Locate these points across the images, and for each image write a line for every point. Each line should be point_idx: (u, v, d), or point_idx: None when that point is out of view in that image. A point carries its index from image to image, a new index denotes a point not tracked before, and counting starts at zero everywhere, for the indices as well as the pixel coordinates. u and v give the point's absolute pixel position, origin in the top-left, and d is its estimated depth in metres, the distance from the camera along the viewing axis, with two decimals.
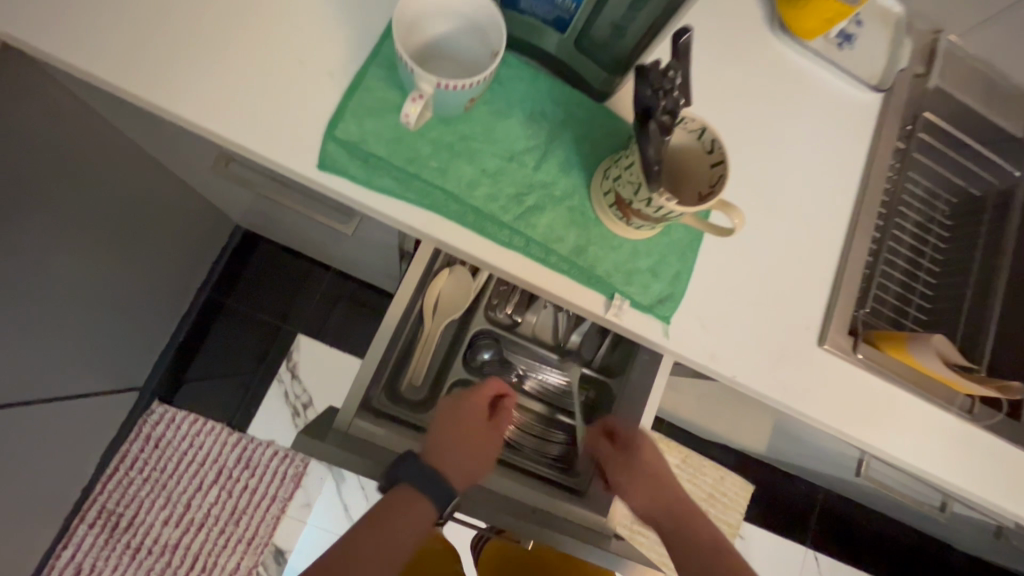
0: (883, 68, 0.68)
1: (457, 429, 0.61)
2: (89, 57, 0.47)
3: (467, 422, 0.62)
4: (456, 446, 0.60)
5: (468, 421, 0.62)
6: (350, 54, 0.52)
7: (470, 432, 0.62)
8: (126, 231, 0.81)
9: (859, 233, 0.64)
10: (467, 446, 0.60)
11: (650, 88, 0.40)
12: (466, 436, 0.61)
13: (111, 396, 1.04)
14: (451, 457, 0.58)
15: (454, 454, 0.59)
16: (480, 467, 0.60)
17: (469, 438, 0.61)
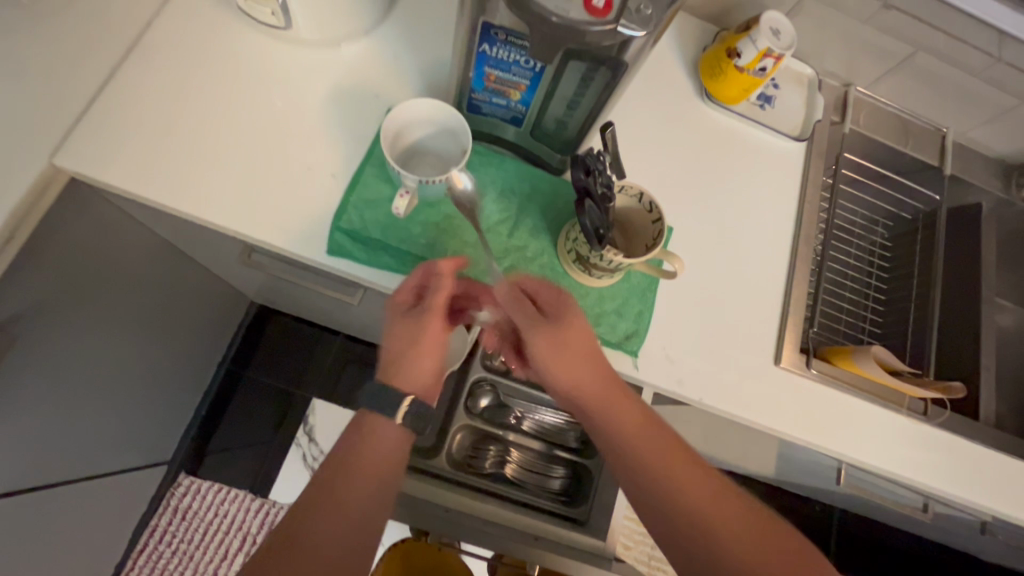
0: (801, 121, 0.79)
1: (395, 336, 0.56)
2: (138, 181, 0.58)
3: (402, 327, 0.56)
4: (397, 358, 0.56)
5: (401, 325, 0.56)
6: (348, 158, 0.63)
7: (410, 342, 0.56)
8: (157, 316, 0.91)
9: (799, 262, 0.73)
10: (409, 347, 0.56)
11: (582, 172, 0.52)
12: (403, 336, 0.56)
13: (141, 471, 1.11)
14: (393, 371, 0.56)
15: (398, 363, 0.56)
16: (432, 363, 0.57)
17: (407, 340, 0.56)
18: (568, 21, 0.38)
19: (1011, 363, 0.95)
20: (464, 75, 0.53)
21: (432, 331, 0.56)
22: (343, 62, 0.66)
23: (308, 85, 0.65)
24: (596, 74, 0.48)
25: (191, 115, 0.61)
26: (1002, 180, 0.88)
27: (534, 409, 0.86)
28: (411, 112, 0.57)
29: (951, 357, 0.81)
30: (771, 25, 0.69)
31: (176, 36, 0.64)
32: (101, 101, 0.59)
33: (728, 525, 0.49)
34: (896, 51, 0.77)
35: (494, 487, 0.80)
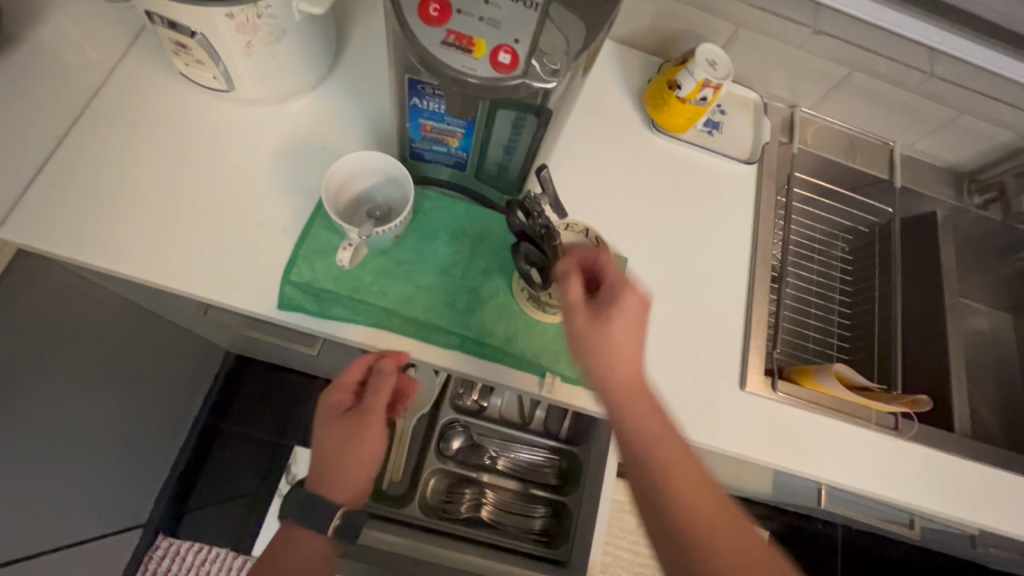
0: (749, 144, 0.81)
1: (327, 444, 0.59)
2: (84, 248, 0.58)
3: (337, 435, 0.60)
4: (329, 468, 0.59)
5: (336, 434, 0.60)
6: (299, 212, 0.64)
7: (345, 444, 0.59)
8: (125, 376, 0.90)
9: (758, 283, 0.73)
10: (343, 457, 0.59)
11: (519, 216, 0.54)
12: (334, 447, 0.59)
13: (116, 537, 1.07)
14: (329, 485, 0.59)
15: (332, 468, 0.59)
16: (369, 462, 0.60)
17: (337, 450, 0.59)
18: (480, 79, 0.39)
19: (986, 367, 0.95)
20: (402, 126, 0.54)
21: (363, 443, 0.60)
22: (291, 118, 0.67)
23: (256, 143, 0.66)
24: (526, 120, 0.49)
25: (139, 179, 0.62)
26: (953, 188, 0.89)
27: (508, 447, 0.85)
28: (356, 165, 0.58)
29: (922, 367, 0.81)
30: (707, 56, 0.71)
31: (124, 104, 0.65)
32: (48, 172, 0.60)
33: (720, 522, 0.45)
34: (834, 73, 0.80)
35: (471, 532, 0.78)
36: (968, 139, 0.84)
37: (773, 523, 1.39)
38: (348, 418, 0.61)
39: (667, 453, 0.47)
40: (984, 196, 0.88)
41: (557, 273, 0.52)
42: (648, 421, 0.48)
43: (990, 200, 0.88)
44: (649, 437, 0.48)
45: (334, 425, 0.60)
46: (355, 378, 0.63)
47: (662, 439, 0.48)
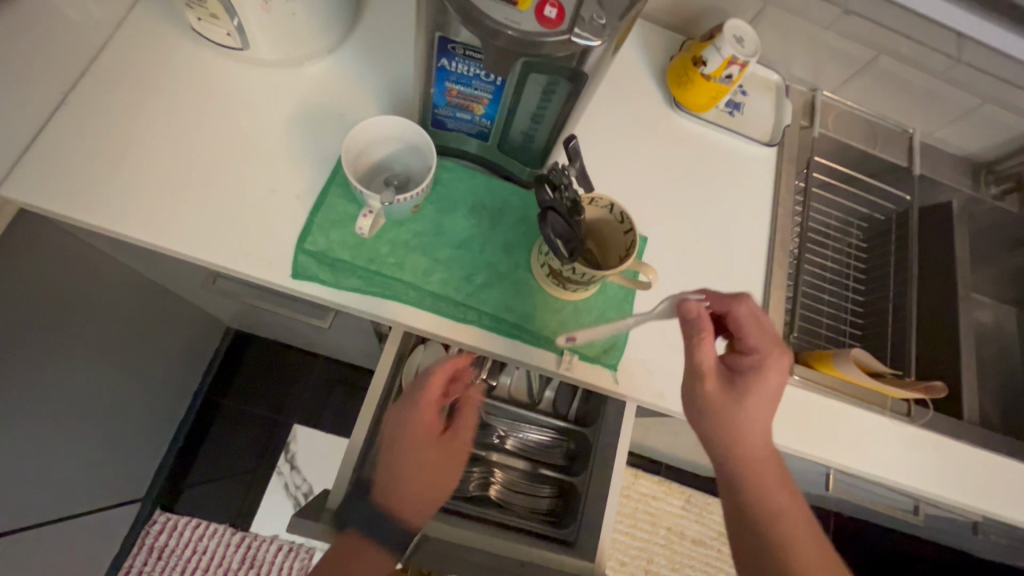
0: (771, 126, 0.80)
1: (409, 444, 0.64)
2: (89, 208, 0.56)
3: (409, 452, 0.63)
4: (396, 477, 0.62)
5: (415, 457, 0.63)
6: (314, 179, 0.61)
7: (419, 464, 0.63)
8: (124, 347, 0.88)
9: (776, 266, 0.72)
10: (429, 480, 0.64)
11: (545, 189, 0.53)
12: (400, 455, 0.63)
13: (114, 510, 1.06)
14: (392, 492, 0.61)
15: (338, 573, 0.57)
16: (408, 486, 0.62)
17: (422, 473, 0.62)
18: (519, 31, 0.38)
19: (990, 360, 0.96)
20: (426, 91, 0.52)
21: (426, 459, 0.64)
22: (307, 82, 0.65)
23: (269, 107, 0.63)
24: (558, 86, 0.48)
25: (146, 140, 0.59)
26: (970, 178, 0.89)
27: (517, 427, 0.84)
28: (384, 129, 0.56)
29: (933, 356, 0.81)
30: (734, 33, 0.70)
31: (130, 61, 0.62)
32: (50, 128, 0.57)
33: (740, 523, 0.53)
34: (860, 56, 0.78)
35: (479, 510, 0.78)
36: (988, 128, 0.84)
37: None
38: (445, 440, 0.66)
39: (767, 512, 0.52)
40: (1000, 187, 0.88)
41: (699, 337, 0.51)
42: (756, 474, 0.53)
43: (1006, 192, 0.87)
44: (751, 492, 0.53)
45: (424, 450, 0.64)
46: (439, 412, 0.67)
47: (767, 492, 0.53)
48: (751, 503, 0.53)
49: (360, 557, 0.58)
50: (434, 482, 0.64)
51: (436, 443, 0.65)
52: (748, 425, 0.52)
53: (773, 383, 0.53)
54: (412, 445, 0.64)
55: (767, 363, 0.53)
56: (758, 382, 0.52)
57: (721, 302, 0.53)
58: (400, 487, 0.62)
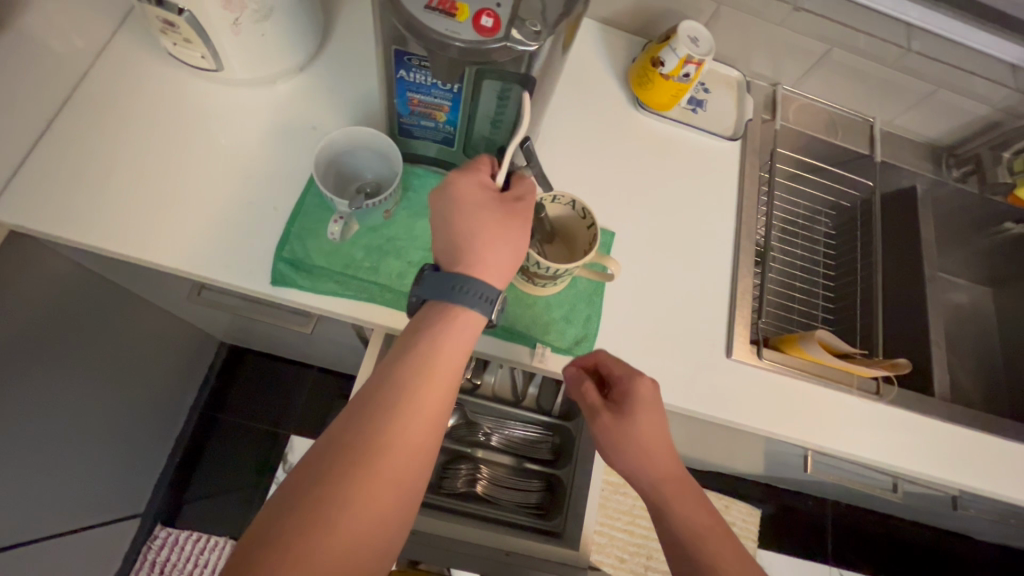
0: (732, 121, 0.83)
1: (474, 226, 0.50)
2: (75, 226, 0.58)
3: (495, 217, 0.50)
4: (484, 249, 0.50)
5: (494, 215, 0.51)
6: (290, 191, 0.64)
7: (480, 253, 0.50)
8: (118, 363, 0.90)
9: (742, 255, 0.75)
10: (470, 247, 0.50)
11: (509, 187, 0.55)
12: (487, 229, 0.50)
13: (113, 525, 1.07)
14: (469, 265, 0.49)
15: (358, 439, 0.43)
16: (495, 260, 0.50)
17: (502, 250, 0.50)
18: (462, 40, 0.41)
19: (969, 340, 0.97)
20: (390, 101, 0.55)
21: (488, 240, 0.50)
22: (282, 99, 0.68)
23: (245, 124, 0.66)
24: (510, 92, 0.50)
25: (128, 161, 0.62)
26: (932, 162, 0.91)
27: (501, 424, 0.86)
28: (375, 143, 0.59)
29: (904, 336, 0.83)
30: (688, 34, 0.73)
31: (112, 87, 0.66)
32: (37, 152, 0.60)
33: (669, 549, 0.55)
34: (815, 50, 0.81)
35: (466, 504, 0.80)
36: (945, 113, 0.86)
37: (768, 505, 1.42)
38: (505, 197, 0.52)
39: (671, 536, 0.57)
40: (962, 169, 0.90)
41: (573, 385, 0.59)
42: (662, 494, 0.56)
43: (968, 173, 0.90)
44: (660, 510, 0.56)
45: (491, 217, 0.50)
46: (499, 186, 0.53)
47: (685, 515, 0.55)
48: (662, 523, 0.56)
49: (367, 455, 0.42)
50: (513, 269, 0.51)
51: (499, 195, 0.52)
52: (642, 448, 0.56)
53: (647, 398, 0.56)
54: (481, 231, 0.50)
55: (635, 381, 0.57)
56: (635, 404, 0.56)
57: (585, 357, 0.60)
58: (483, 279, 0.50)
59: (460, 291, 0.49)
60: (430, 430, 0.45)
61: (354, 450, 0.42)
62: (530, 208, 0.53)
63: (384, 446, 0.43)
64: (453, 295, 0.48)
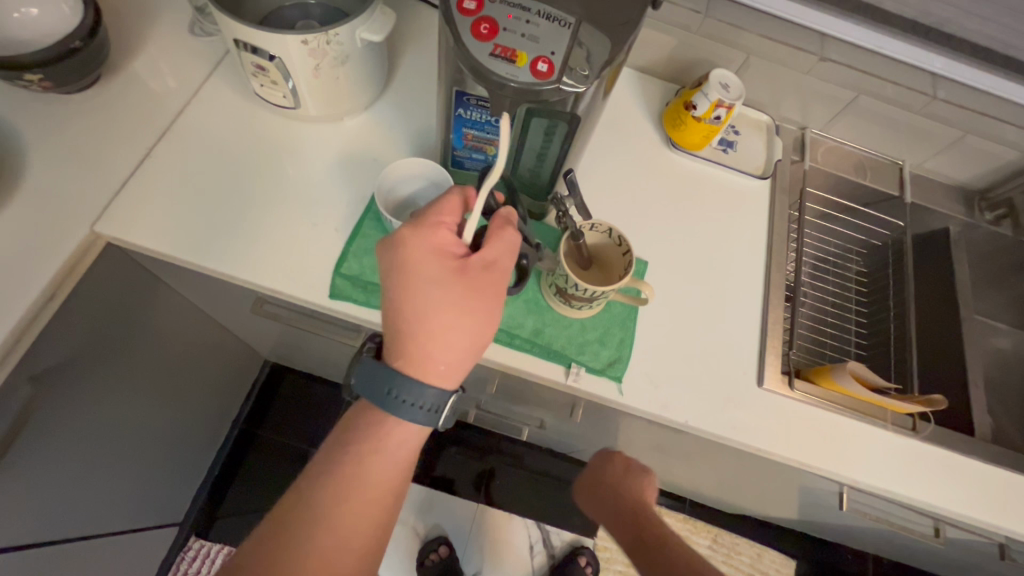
0: (762, 162, 0.87)
1: (420, 307, 0.52)
2: (166, 241, 0.66)
3: (449, 303, 0.52)
4: (429, 343, 0.53)
5: (448, 302, 0.52)
6: (351, 215, 0.71)
7: (431, 333, 0.52)
8: (177, 373, 0.96)
9: (773, 288, 0.77)
10: (417, 326, 0.52)
11: None
12: (440, 318, 0.52)
13: (154, 532, 1.11)
14: (415, 344, 0.53)
15: (331, 476, 0.52)
16: (447, 335, 0.52)
17: (453, 325, 0.52)
18: (520, 82, 0.46)
19: (1011, 387, 0.95)
20: (447, 136, 0.61)
21: (436, 318, 0.52)
22: (347, 134, 0.76)
23: (314, 157, 0.74)
24: (557, 128, 0.56)
25: (213, 188, 0.70)
26: (964, 205, 0.93)
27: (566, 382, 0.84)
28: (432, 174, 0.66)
29: (941, 375, 0.83)
30: (719, 81, 0.78)
31: (203, 123, 0.74)
32: (135, 178, 0.69)
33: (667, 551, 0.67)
34: (842, 97, 0.85)
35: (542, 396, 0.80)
36: (977, 159, 0.88)
37: (804, 561, 1.35)
38: (468, 270, 0.53)
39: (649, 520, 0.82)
40: (994, 212, 0.92)
41: None
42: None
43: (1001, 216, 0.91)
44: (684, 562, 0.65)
45: (439, 292, 0.52)
46: (456, 253, 0.54)
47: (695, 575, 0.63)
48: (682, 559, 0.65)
49: (337, 488, 0.52)
50: (466, 353, 0.54)
51: (460, 275, 0.53)
52: None
53: None
54: (428, 311, 0.52)
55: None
56: None
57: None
58: (426, 374, 0.53)
59: (395, 398, 0.52)
60: (385, 489, 0.54)
61: (324, 482, 0.52)
62: (492, 276, 0.54)
63: (354, 476, 0.52)
64: (388, 402, 0.52)
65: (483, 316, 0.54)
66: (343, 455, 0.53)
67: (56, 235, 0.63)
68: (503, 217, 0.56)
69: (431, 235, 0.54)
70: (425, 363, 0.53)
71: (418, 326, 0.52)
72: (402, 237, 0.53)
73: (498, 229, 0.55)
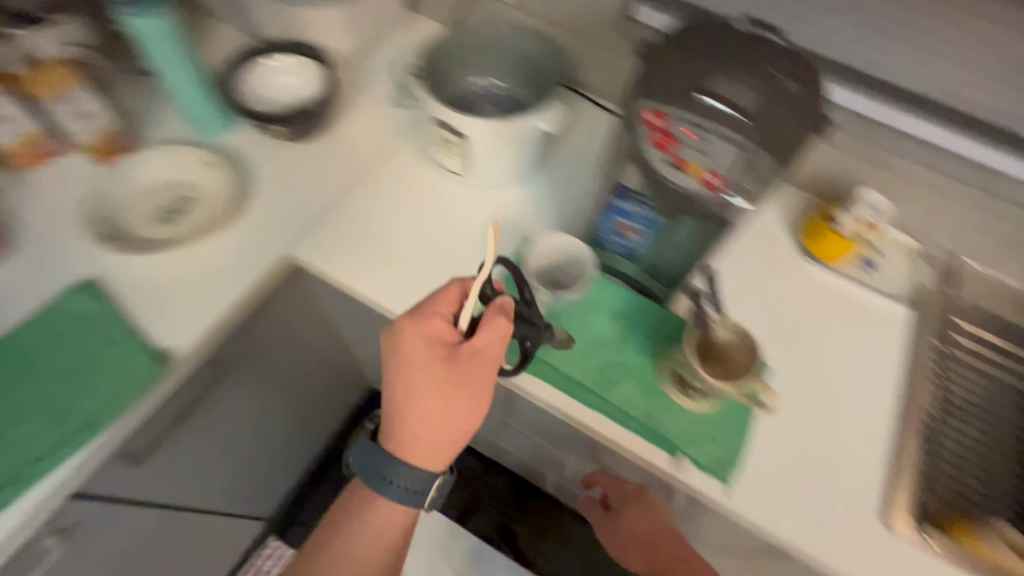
0: (906, 285, 0.83)
1: (395, 394, 0.59)
2: (340, 271, 0.77)
3: (435, 394, 0.58)
4: (415, 427, 0.59)
5: (429, 391, 0.58)
6: (493, 272, 0.78)
7: (421, 418, 0.59)
8: (304, 381, 1.08)
9: (907, 421, 0.72)
10: (406, 412, 0.59)
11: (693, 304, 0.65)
12: (425, 406, 0.58)
13: (246, 522, 1.21)
14: (400, 427, 0.60)
15: (347, 527, 0.64)
16: (442, 419, 0.59)
17: (429, 413, 0.58)
18: (686, 188, 0.53)
19: None
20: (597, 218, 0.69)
21: (427, 407, 0.58)
22: (499, 201, 0.85)
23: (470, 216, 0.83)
24: (704, 228, 0.62)
25: (381, 233, 0.81)
26: None
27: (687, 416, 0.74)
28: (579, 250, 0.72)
29: None
30: (866, 203, 0.78)
31: (385, 175, 0.86)
32: (325, 214, 0.81)
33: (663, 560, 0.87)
34: None
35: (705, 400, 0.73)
36: None
37: None
38: (454, 359, 0.58)
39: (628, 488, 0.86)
40: None
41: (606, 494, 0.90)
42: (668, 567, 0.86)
43: None
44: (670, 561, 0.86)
45: (421, 381, 0.58)
46: (444, 343, 0.58)
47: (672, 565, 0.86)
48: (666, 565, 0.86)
49: (352, 539, 0.64)
50: (455, 434, 0.60)
51: (449, 367, 0.57)
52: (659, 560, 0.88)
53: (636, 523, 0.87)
54: (415, 398, 0.58)
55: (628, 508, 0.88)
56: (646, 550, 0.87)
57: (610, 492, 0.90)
58: (415, 455, 0.61)
59: (386, 479, 0.61)
60: (385, 545, 0.65)
61: (337, 532, 0.65)
62: (479, 365, 0.58)
63: (355, 533, 0.64)
64: (378, 484, 0.62)
65: (466, 402, 0.59)
66: (352, 510, 0.65)
67: (261, 255, 0.76)
68: (498, 306, 0.58)
69: (427, 325, 0.58)
70: (411, 444, 0.60)
71: (410, 411, 0.59)
72: (398, 329, 0.59)
73: (492, 320, 0.58)
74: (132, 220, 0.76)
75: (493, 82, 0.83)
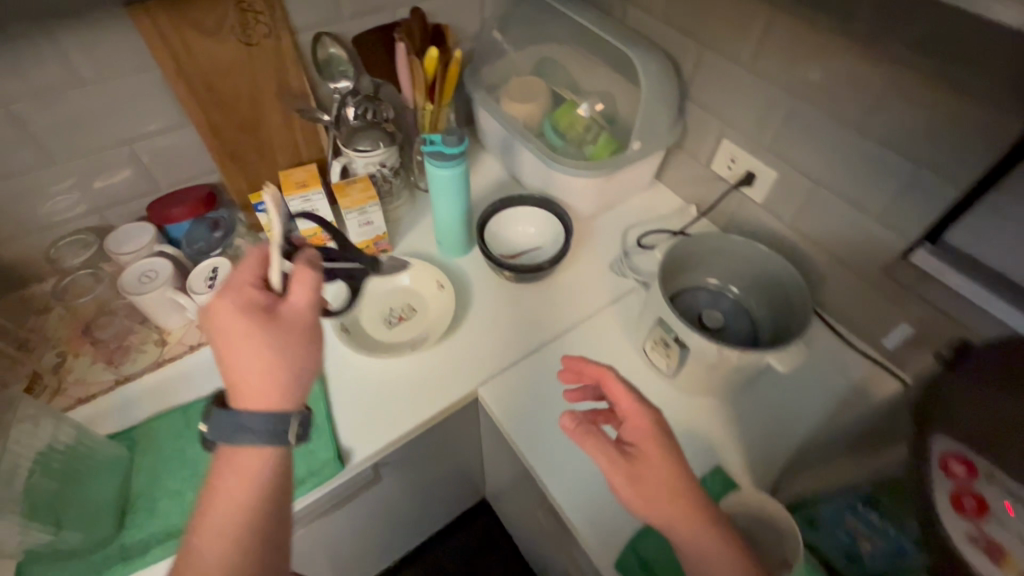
0: None
1: (223, 345, 0.54)
2: (515, 426, 0.77)
3: (251, 338, 0.54)
4: (252, 380, 0.53)
5: (255, 339, 0.54)
6: None
7: (266, 362, 0.54)
8: (434, 483, 1.10)
9: None
10: (257, 365, 0.54)
11: None
12: (243, 356, 0.53)
13: None
14: (246, 377, 0.54)
15: (200, 523, 0.49)
16: (276, 370, 0.54)
17: (266, 359, 0.54)
18: None
19: None
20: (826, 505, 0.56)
21: (257, 353, 0.54)
22: (694, 408, 0.78)
23: (660, 416, 0.77)
24: None
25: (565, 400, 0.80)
26: None
27: None
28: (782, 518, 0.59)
29: None
30: None
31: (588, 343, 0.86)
32: (520, 364, 0.83)
33: (695, 525, 0.53)
34: None
35: None
36: None
37: None
38: (274, 313, 0.56)
39: (635, 398, 0.59)
40: None
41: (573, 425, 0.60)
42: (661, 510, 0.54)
43: None
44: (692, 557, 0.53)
45: (251, 321, 0.54)
46: (251, 295, 0.57)
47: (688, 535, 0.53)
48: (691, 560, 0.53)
49: (209, 518, 0.49)
50: (288, 365, 0.55)
51: (263, 316, 0.55)
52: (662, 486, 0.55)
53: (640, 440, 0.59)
54: (250, 345, 0.53)
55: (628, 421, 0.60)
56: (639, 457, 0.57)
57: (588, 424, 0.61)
58: (252, 399, 0.53)
59: (234, 426, 0.52)
60: (250, 504, 0.50)
61: (186, 535, 0.49)
62: (297, 318, 0.57)
63: (212, 514, 0.49)
64: (231, 434, 0.52)
65: (303, 341, 0.57)
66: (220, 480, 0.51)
67: (454, 387, 0.80)
68: (307, 258, 0.60)
69: (235, 289, 0.57)
70: (246, 394, 0.53)
71: (251, 364, 0.53)
72: (209, 304, 0.56)
73: (301, 272, 0.59)
74: (367, 318, 0.87)
75: (728, 287, 0.80)
